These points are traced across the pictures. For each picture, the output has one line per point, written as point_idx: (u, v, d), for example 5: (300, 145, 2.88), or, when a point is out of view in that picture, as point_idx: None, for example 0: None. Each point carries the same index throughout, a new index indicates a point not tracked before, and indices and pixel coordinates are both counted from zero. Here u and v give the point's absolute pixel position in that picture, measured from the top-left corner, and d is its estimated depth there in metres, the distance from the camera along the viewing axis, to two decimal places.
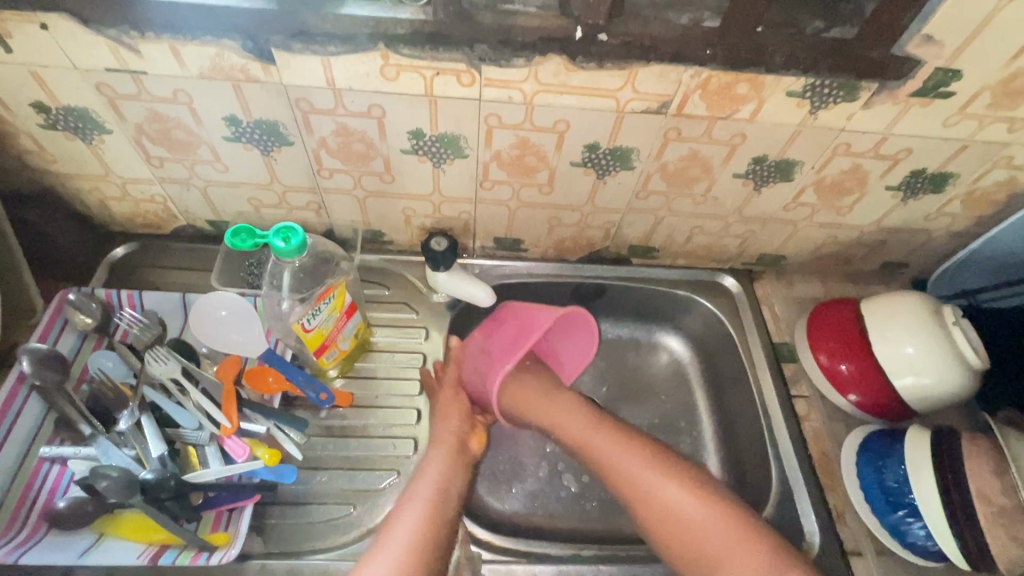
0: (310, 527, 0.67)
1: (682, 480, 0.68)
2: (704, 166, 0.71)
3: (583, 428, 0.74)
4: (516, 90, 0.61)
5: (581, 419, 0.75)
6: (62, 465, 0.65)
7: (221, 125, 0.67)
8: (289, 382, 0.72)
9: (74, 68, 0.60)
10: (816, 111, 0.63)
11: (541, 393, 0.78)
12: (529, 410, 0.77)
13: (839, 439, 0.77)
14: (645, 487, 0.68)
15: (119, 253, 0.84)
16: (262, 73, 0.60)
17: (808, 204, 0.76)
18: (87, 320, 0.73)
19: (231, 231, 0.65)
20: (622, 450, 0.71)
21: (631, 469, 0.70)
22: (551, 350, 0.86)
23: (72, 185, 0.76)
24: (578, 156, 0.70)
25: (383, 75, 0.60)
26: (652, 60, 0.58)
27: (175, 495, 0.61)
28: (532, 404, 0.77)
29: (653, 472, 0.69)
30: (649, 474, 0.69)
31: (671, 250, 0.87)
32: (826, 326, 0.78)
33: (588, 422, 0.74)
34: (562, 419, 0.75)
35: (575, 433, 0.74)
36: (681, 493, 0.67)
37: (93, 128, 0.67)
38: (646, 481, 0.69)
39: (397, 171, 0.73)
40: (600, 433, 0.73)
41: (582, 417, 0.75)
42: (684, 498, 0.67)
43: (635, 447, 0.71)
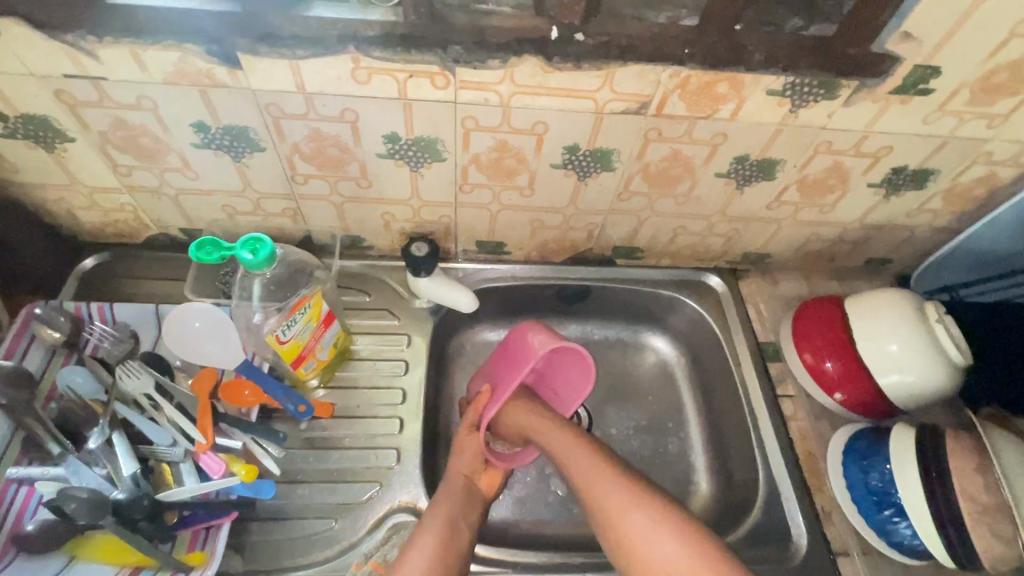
0: (291, 543, 0.66)
1: (647, 507, 0.61)
2: (686, 166, 0.70)
3: (558, 445, 0.69)
4: (492, 92, 0.60)
5: (561, 433, 0.70)
6: (30, 486, 0.62)
7: (190, 132, 0.64)
8: (267, 395, 0.71)
9: (31, 75, 0.58)
10: (797, 109, 0.62)
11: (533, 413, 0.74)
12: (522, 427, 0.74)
13: (824, 437, 0.77)
14: (605, 511, 0.62)
15: (90, 264, 0.82)
16: (229, 78, 0.58)
17: (791, 202, 0.76)
18: (55, 335, 0.70)
19: (194, 244, 0.60)
20: (587, 469, 0.66)
21: (594, 489, 0.64)
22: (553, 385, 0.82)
23: (37, 195, 0.74)
24: (558, 158, 0.68)
25: (354, 79, 0.58)
26: (630, 61, 0.57)
27: (149, 515, 0.60)
28: (528, 418, 0.74)
29: (612, 495, 0.63)
30: (611, 495, 0.63)
31: (655, 251, 0.86)
32: (811, 324, 0.78)
33: (562, 439, 0.69)
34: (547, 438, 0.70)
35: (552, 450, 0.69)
36: (646, 520, 0.60)
37: (55, 137, 0.65)
38: (607, 504, 0.62)
39: (374, 176, 0.71)
40: (571, 449, 0.68)
41: (558, 433, 0.70)
42: (655, 527, 0.60)
43: (597, 466, 0.66)
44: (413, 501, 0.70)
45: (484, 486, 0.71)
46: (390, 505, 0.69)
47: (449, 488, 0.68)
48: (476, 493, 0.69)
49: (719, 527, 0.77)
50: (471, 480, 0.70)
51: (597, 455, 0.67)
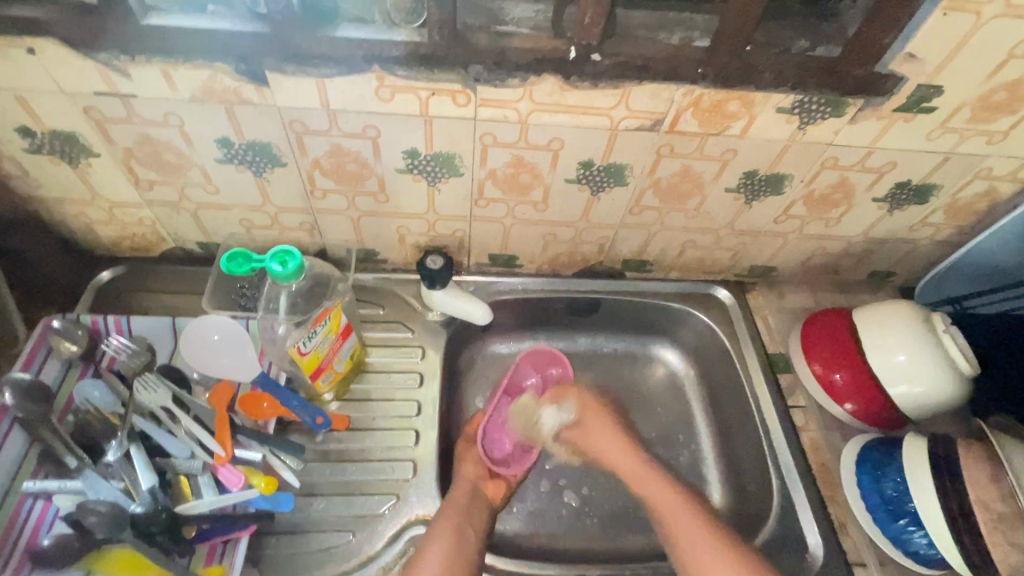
0: (307, 556, 0.65)
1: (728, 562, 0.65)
2: (697, 181, 0.72)
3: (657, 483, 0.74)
4: (511, 110, 0.62)
5: (650, 474, 0.75)
6: (46, 500, 0.63)
7: (214, 147, 0.66)
8: (285, 407, 0.71)
9: (62, 92, 0.59)
10: (805, 126, 0.64)
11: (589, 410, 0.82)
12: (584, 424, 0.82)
13: (836, 447, 0.78)
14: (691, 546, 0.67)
15: (106, 277, 0.82)
16: (256, 95, 0.60)
17: (797, 216, 0.78)
18: (72, 347, 0.70)
19: (227, 254, 0.63)
20: (680, 512, 0.70)
21: (664, 503, 0.72)
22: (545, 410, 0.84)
23: (57, 210, 0.75)
24: (573, 173, 0.70)
25: (378, 97, 0.60)
26: (646, 79, 0.59)
27: (167, 529, 0.60)
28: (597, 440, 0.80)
29: (702, 537, 0.67)
30: (699, 537, 0.68)
31: (664, 264, 0.88)
32: (819, 335, 0.79)
33: (656, 480, 0.74)
34: (637, 476, 0.76)
35: (640, 482, 0.75)
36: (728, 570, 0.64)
37: (80, 152, 0.66)
38: (697, 541, 0.67)
39: (391, 191, 0.72)
40: (664, 488, 0.73)
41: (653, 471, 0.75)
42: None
43: (689, 506, 0.71)
44: (428, 513, 0.70)
45: (490, 495, 0.72)
46: (406, 518, 0.69)
47: (456, 497, 0.68)
48: (481, 499, 0.70)
49: None
50: (477, 485, 0.71)
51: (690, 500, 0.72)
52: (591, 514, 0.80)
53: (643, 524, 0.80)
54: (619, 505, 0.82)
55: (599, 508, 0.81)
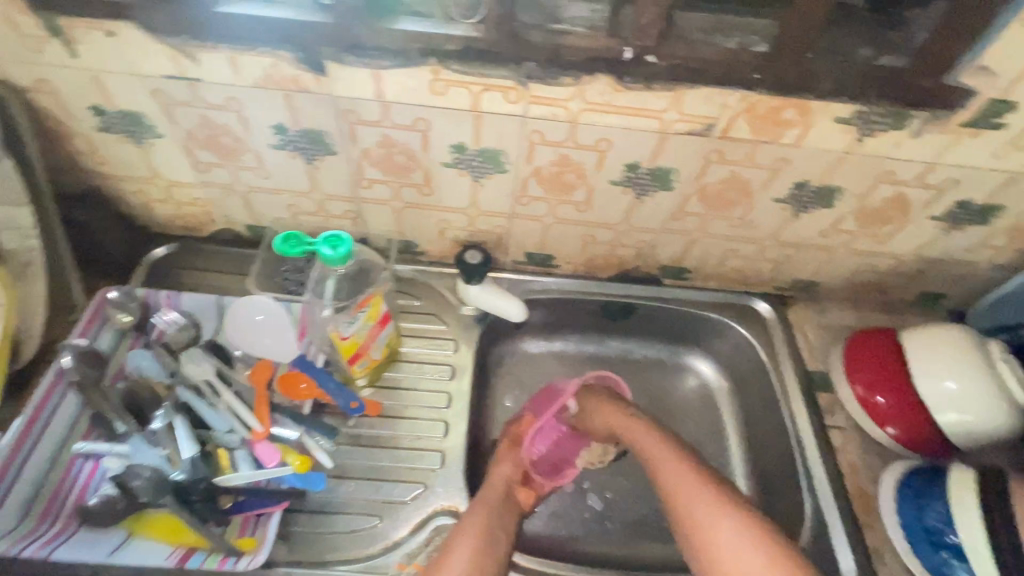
0: (334, 537, 0.66)
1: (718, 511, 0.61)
2: (744, 189, 0.70)
3: (653, 440, 0.71)
4: (561, 108, 0.62)
5: (654, 439, 0.71)
6: (95, 462, 0.67)
7: (270, 133, 0.68)
8: (320, 389, 0.73)
9: (134, 75, 0.62)
10: (864, 138, 0.62)
11: (605, 402, 0.78)
12: (598, 412, 0.78)
13: (875, 472, 0.75)
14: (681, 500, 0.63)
15: (159, 253, 0.86)
16: (315, 84, 0.62)
17: (847, 231, 0.75)
18: (126, 318, 0.74)
19: (282, 235, 0.65)
20: (677, 467, 0.66)
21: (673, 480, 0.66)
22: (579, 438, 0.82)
23: (118, 186, 0.78)
24: (618, 175, 0.69)
25: (431, 90, 0.61)
26: (700, 83, 0.58)
27: (205, 497, 0.63)
28: (614, 419, 0.76)
29: (691, 487, 0.64)
30: (716, 520, 0.60)
31: (703, 272, 0.86)
32: (864, 355, 0.76)
33: (656, 442, 0.70)
34: (646, 443, 0.71)
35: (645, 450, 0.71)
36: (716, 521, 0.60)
37: (145, 132, 0.69)
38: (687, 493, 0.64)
39: (436, 183, 0.73)
40: (664, 449, 0.69)
41: (655, 435, 0.71)
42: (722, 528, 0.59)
43: (684, 460, 0.67)
44: (453, 505, 0.70)
45: (522, 501, 0.71)
46: (432, 508, 0.70)
47: (483, 497, 0.67)
48: (513, 503, 0.69)
49: None
50: (509, 487, 0.71)
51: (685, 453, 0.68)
52: (614, 519, 0.80)
53: (666, 534, 0.80)
54: (642, 512, 0.81)
55: (622, 514, 0.80)
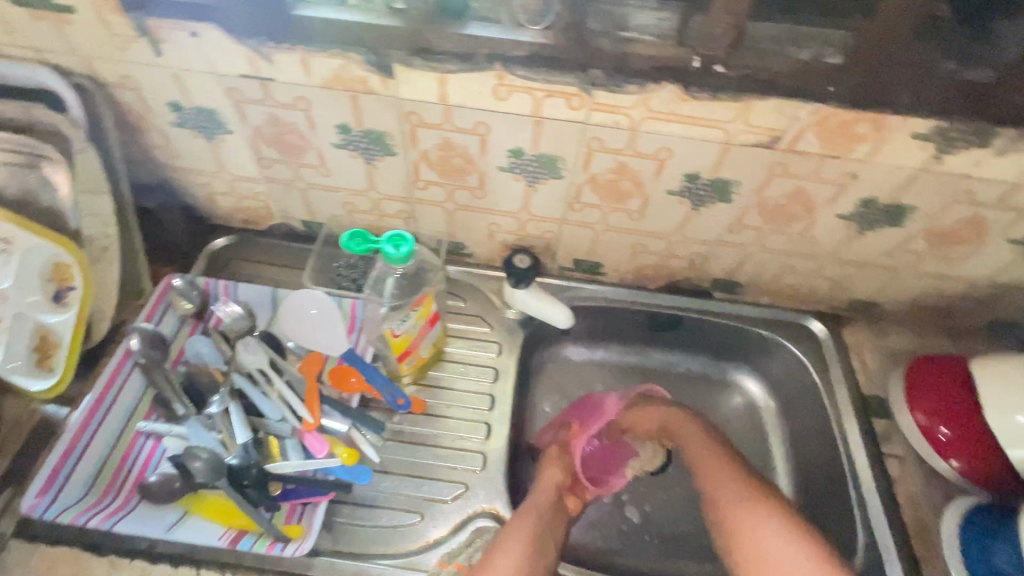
0: (376, 531, 0.67)
1: (750, 502, 0.64)
2: (807, 204, 0.68)
3: (696, 434, 0.74)
4: (623, 115, 0.61)
5: (697, 437, 0.74)
6: (155, 441, 0.70)
7: (334, 133, 0.70)
8: (369, 384, 0.75)
9: (212, 73, 0.65)
10: (941, 155, 0.59)
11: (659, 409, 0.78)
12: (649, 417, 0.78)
13: (935, 505, 0.71)
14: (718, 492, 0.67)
15: (220, 244, 0.89)
16: (381, 86, 0.63)
17: (915, 251, 0.72)
18: (187, 305, 0.78)
19: (349, 232, 0.67)
20: (716, 462, 0.70)
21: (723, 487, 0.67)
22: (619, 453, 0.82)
23: (187, 179, 0.82)
24: (675, 185, 0.69)
25: (494, 94, 0.62)
26: (770, 94, 0.57)
27: (256, 483, 0.64)
28: (676, 424, 0.76)
29: (724, 480, 0.68)
30: (763, 528, 0.62)
31: (756, 287, 0.84)
32: (927, 383, 0.73)
33: (699, 439, 0.73)
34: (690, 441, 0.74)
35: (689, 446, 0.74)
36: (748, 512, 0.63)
37: (217, 128, 0.72)
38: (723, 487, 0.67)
39: (490, 186, 0.74)
40: (706, 445, 0.72)
41: (698, 431, 0.74)
42: (752, 519, 0.63)
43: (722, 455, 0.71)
44: (494, 507, 0.70)
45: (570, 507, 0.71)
46: (472, 510, 0.70)
47: (533, 503, 0.67)
48: (562, 508, 0.69)
49: None
50: (557, 493, 0.71)
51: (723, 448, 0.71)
52: (652, 534, 0.79)
53: (705, 554, 0.78)
54: (682, 529, 0.79)
55: (661, 529, 0.79)
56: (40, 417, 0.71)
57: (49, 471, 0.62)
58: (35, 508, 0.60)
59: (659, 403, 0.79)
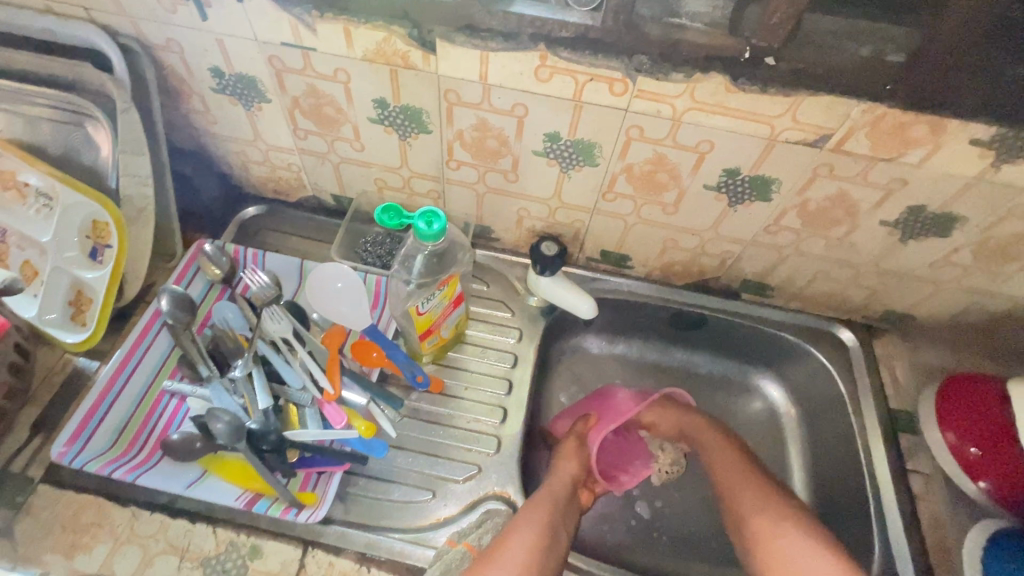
0: (389, 505, 0.68)
1: (766, 503, 0.67)
2: (850, 209, 0.66)
3: (716, 440, 0.76)
4: (667, 105, 0.60)
5: (719, 446, 0.75)
6: (179, 400, 0.71)
7: (370, 107, 0.70)
8: (390, 360, 0.75)
9: (254, 40, 0.65)
10: (1000, 164, 0.57)
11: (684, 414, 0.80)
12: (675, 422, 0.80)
13: (959, 526, 0.69)
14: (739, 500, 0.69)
15: (250, 213, 0.91)
16: (422, 61, 0.62)
17: (959, 264, 0.69)
18: (216, 271, 0.78)
19: (382, 208, 0.74)
20: (733, 464, 0.73)
21: (742, 491, 0.69)
22: (628, 454, 0.83)
23: (223, 146, 0.82)
24: (714, 180, 0.67)
25: (535, 76, 0.60)
26: (822, 91, 0.55)
27: (275, 449, 0.65)
28: (702, 432, 0.78)
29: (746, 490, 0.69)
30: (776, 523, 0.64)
31: (787, 291, 0.82)
32: (960, 401, 0.70)
33: (721, 448, 0.75)
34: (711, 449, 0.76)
35: (709, 451, 0.76)
36: (769, 522, 0.65)
37: (255, 96, 0.73)
38: (745, 495, 0.68)
39: (523, 171, 0.73)
40: (727, 454, 0.74)
41: (722, 441, 0.76)
42: (773, 530, 0.64)
43: (745, 465, 0.72)
44: (506, 491, 0.70)
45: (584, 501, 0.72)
46: (484, 491, 0.70)
47: (548, 493, 0.67)
48: (576, 501, 0.69)
49: None
50: (573, 485, 0.71)
51: (743, 456, 0.73)
52: (663, 532, 0.78)
53: (714, 556, 0.77)
54: (692, 528, 0.79)
55: (672, 528, 0.79)
56: (72, 369, 0.73)
57: (78, 422, 0.63)
58: (64, 456, 0.61)
59: (675, 404, 0.81)
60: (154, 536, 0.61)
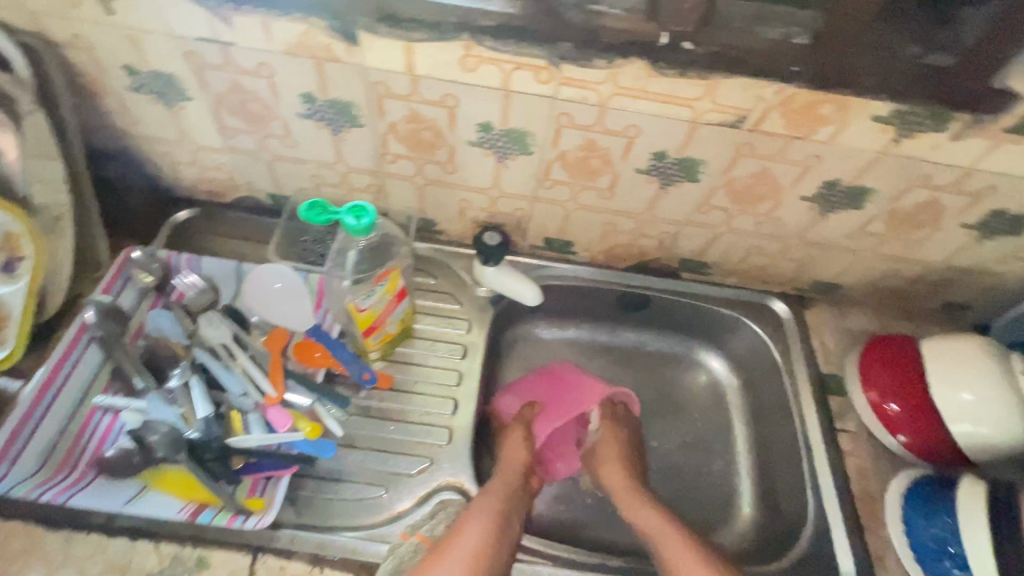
0: (341, 504, 0.68)
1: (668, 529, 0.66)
2: (773, 185, 0.69)
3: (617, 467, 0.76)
4: (593, 91, 0.61)
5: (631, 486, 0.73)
6: (113, 416, 0.68)
7: (298, 102, 0.68)
8: (334, 359, 0.74)
9: (168, 34, 0.62)
10: (901, 138, 0.61)
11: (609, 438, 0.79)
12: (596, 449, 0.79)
13: (884, 478, 0.74)
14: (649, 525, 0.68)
15: (182, 217, 0.87)
16: (346, 53, 0.61)
17: (875, 234, 0.74)
18: (148, 278, 0.75)
19: (307, 204, 0.65)
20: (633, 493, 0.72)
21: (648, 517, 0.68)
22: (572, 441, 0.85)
23: (147, 147, 0.79)
24: (644, 164, 0.69)
25: (462, 66, 0.61)
26: (736, 73, 0.57)
27: (218, 456, 0.65)
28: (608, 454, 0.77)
29: (663, 534, 0.65)
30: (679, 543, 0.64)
31: (723, 268, 0.85)
32: (881, 362, 0.75)
33: (634, 494, 0.72)
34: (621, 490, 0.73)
35: (618, 491, 0.73)
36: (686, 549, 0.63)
37: (176, 94, 0.70)
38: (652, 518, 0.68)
39: (460, 162, 0.73)
40: (638, 499, 0.71)
41: (630, 481, 0.74)
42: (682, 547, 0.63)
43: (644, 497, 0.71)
44: (459, 481, 0.71)
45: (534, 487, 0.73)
46: (438, 482, 0.71)
47: (501, 484, 0.68)
48: (526, 489, 0.70)
49: (759, 554, 0.76)
50: (523, 471, 0.72)
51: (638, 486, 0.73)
52: (617, 507, 0.80)
53: None
54: None
55: None
56: None
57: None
58: None
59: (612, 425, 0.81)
60: (92, 557, 0.59)
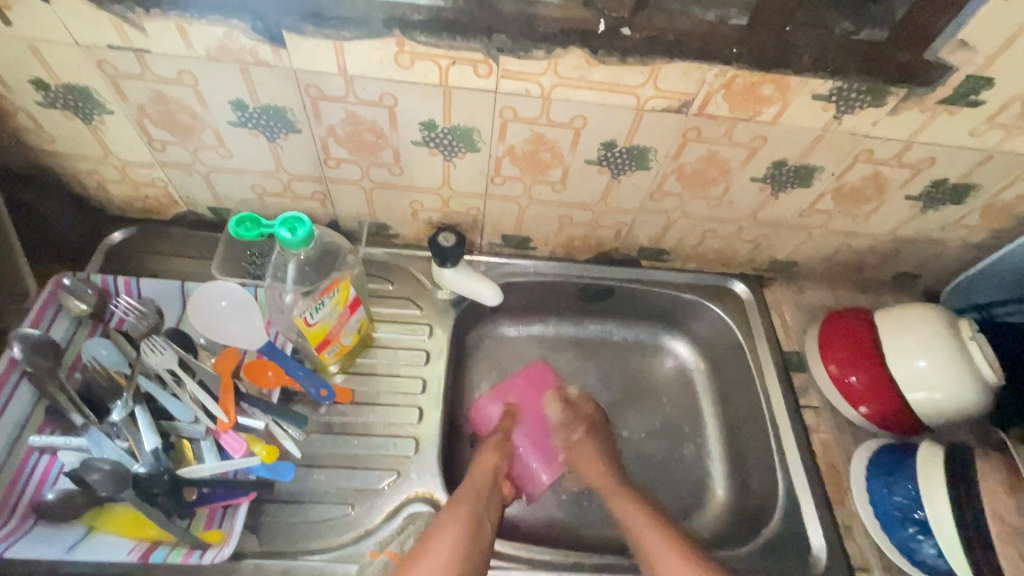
0: (306, 527, 0.65)
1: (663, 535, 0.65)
2: (722, 168, 0.69)
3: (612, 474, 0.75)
4: (534, 83, 0.59)
5: (621, 492, 0.72)
6: (52, 455, 0.63)
7: (228, 109, 0.64)
8: (289, 377, 0.71)
9: (75, 44, 0.57)
10: (841, 115, 0.61)
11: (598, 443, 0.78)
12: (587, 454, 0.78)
13: (847, 451, 0.76)
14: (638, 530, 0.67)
15: (117, 238, 0.82)
16: (273, 56, 0.58)
17: (824, 210, 0.75)
18: (81, 306, 0.70)
19: (234, 220, 0.61)
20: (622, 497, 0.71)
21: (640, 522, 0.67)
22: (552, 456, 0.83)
23: (70, 166, 0.74)
24: (594, 154, 0.68)
25: (396, 63, 0.58)
26: (677, 57, 0.56)
27: (169, 490, 0.59)
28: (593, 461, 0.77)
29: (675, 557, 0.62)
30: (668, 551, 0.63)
31: (681, 253, 0.85)
32: (838, 336, 0.76)
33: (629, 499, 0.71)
34: (610, 492, 0.72)
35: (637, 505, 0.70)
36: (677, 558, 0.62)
37: (93, 108, 0.65)
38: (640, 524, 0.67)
39: (407, 163, 0.71)
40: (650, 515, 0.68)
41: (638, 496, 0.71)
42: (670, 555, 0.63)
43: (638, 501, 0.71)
44: (430, 492, 0.69)
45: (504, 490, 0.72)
46: (406, 495, 0.69)
47: (469, 488, 0.67)
48: (496, 491, 0.69)
49: (732, 535, 0.76)
50: (494, 475, 0.71)
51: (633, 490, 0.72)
52: (591, 500, 0.80)
53: None
54: None
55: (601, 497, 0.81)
56: None
57: None
58: None
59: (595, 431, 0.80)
60: None
